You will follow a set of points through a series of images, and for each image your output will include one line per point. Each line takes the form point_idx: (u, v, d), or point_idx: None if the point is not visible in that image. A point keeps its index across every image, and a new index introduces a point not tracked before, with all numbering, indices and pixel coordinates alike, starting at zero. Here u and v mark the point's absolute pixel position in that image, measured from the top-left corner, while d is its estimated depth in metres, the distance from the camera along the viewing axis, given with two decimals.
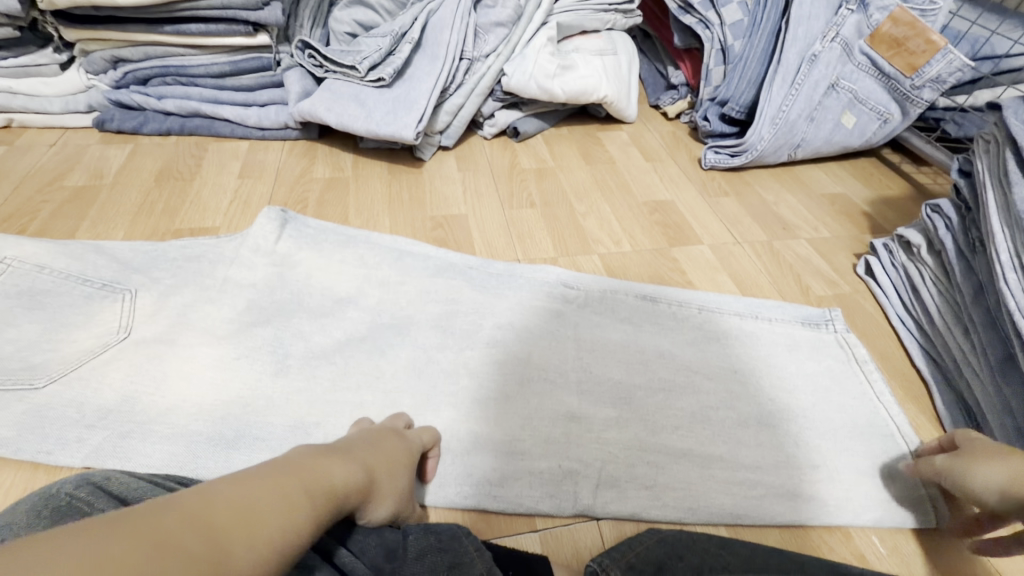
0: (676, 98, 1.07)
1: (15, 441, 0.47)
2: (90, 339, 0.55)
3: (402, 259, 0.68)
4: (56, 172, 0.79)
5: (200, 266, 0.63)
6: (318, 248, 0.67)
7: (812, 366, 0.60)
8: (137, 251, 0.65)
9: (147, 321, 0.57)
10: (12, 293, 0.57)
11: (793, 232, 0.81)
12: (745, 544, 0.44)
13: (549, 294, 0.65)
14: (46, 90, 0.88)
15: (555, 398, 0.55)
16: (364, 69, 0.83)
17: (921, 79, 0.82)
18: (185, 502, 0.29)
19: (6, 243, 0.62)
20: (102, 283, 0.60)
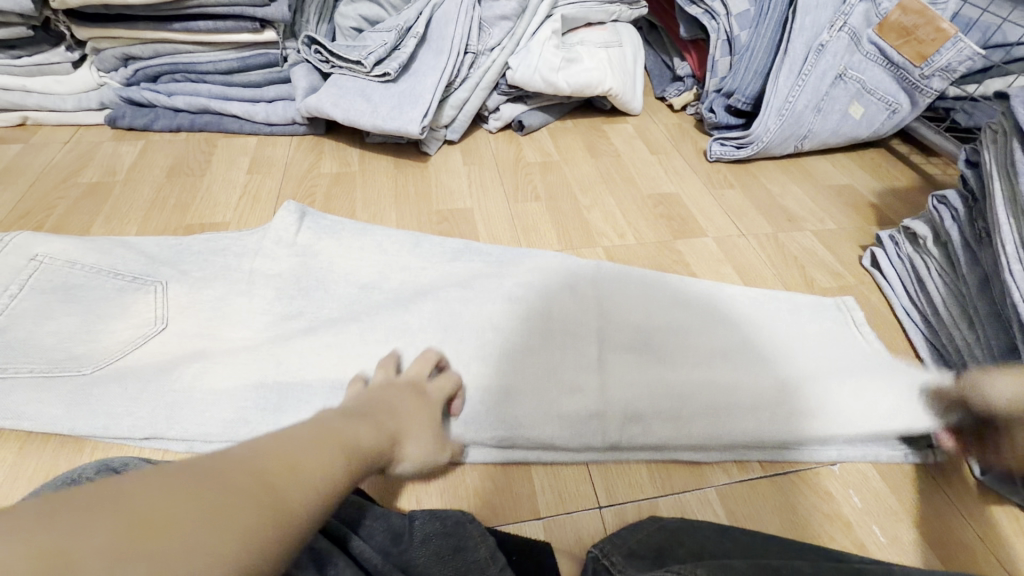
0: (681, 89, 1.06)
1: (67, 419, 0.49)
2: (130, 330, 0.56)
3: (420, 245, 0.69)
4: (71, 169, 0.81)
5: (226, 260, 0.64)
6: (337, 237, 0.68)
7: (813, 327, 0.63)
8: (163, 245, 0.66)
9: (181, 313, 0.58)
10: (49, 288, 0.59)
11: (798, 224, 0.81)
12: (746, 532, 0.44)
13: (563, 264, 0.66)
14: (59, 88, 0.89)
15: (579, 355, 0.57)
16: (369, 64, 0.84)
17: (930, 68, 0.81)
18: (246, 457, 0.30)
19: (35, 239, 0.63)
20: (133, 276, 0.61)
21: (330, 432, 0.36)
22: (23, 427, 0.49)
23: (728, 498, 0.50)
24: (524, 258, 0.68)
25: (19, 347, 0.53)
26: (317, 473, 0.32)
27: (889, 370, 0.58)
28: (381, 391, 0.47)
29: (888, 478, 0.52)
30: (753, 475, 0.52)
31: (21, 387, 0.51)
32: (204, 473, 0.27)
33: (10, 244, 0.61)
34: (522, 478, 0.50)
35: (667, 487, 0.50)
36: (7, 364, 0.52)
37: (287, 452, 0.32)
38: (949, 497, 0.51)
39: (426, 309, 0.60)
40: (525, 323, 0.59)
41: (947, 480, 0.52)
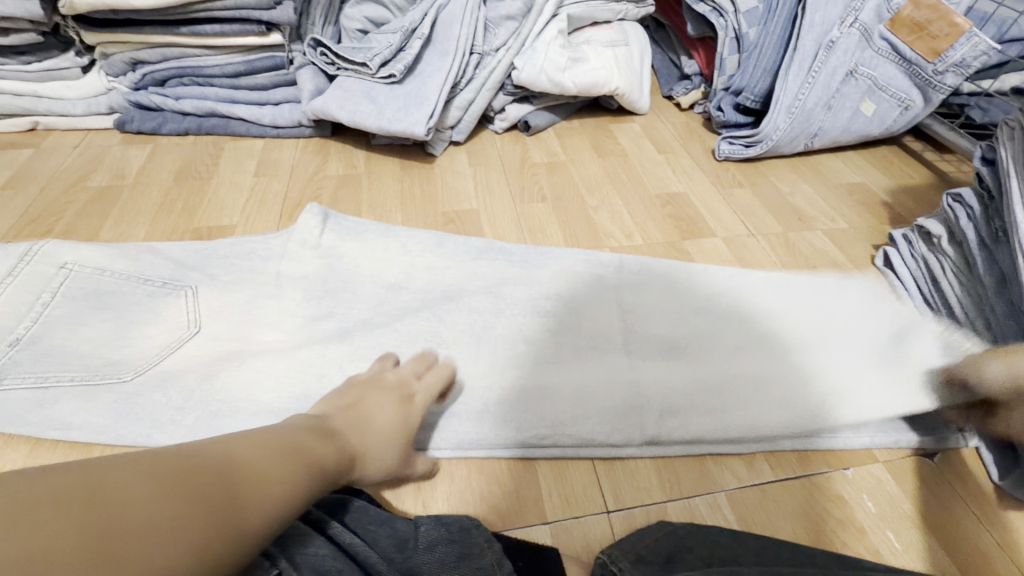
0: (688, 88, 1.05)
1: (114, 428, 0.50)
2: (165, 335, 0.56)
3: (444, 245, 0.68)
4: (81, 173, 0.81)
5: (252, 263, 0.64)
6: (359, 238, 0.68)
7: (839, 306, 0.64)
8: (189, 250, 0.65)
9: (214, 318, 0.58)
10: (81, 295, 0.58)
11: (809, 223, 0.79)
12: (758, 538, 0.43)
13: (589, 261, 0.67)
14: (70, 93, 0.90)
15: (607, 360, 0.57)
16: (375, 66, 0.84)
17: (943, 64, 0.79)
18: (209, 469, 0.32)
19: (62, 247, 0.61)
20: (163, 281, 0.61)
21: (298, 446, 0.38)
22: (72, 436, 0.49)
23: (739, 503, 0.49)
24: (548, 256, 0.67)
25: (59, 352, 0.53)
26: (277, 487, 0.34)
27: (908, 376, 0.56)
28: (369, 396, 0.47)
29: (902, 482, 0.51)
30: (763, 479, 0.51)
31: (68, 395, 0.51)
32: (167, 472, 0.30)
33: (38, 253, 0.59)
34: (526, 484, 0.50)
35: (675, 492, 0.49)
36: (48, 369, 0.52)
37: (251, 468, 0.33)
38: (965, 498, 0.50)
39: (441, 314, 0.60)
40: (544, 332, 0.59)
41: (963, 481, 0.51)
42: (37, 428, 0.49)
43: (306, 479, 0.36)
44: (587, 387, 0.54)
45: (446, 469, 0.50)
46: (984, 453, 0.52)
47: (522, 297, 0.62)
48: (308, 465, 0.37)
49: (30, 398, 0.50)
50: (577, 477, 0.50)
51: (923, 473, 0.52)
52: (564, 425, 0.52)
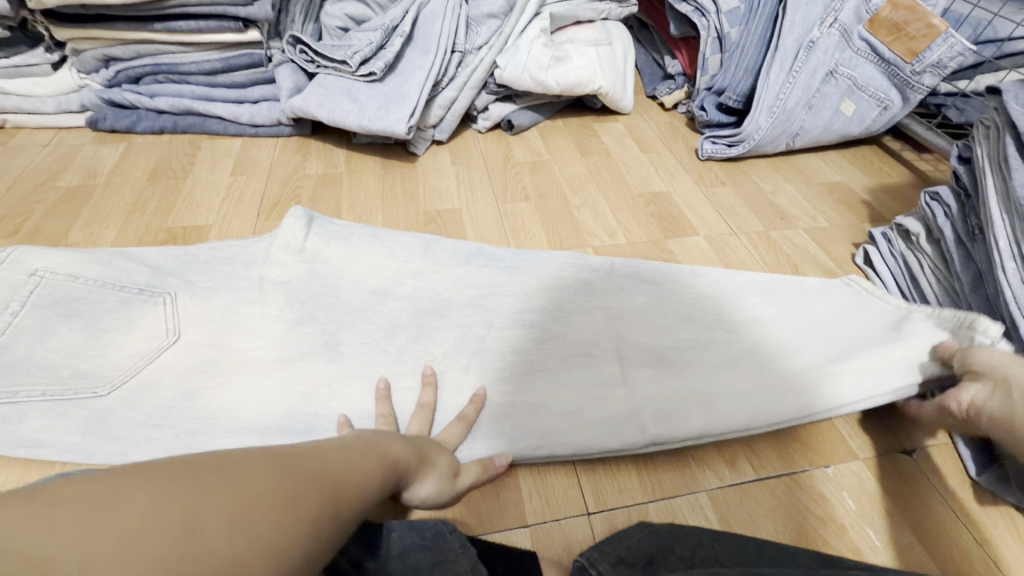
0: (672, 87, 1.06)
1: (83, 445, 0.47)
2: (137, 344, 0.54)
3: (432, 249, 0.67)
4: (51, 172, 0.79)
5: (233, 268, 0.62)
6: (345, 243, 0.65)
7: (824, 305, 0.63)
8: (166, 255, 0.63)
9: (191, 324, 0.56)
10: (50, 303, 0.56)
11: (791, 222, 0.80)
12: (740, 538, 0.43)
13: (576, 264, 0.66)
14: (40, 91, 0.88)
15: (595, 368, 0.56)
16: (355, 64, 0.82)
17: (921, 65, 0.80)
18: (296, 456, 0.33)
19: (31, 253, 0.59)
20: (139, 288, 0.58)
21: (351, 464, 0.35)
22: (40, 455, 0.47)
23: (720, 502, 0.49)
24: (534, 260, 0.67)
25: (25, 364, 0.51)
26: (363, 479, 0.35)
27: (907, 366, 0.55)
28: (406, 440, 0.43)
29: (880, 479, 0.51)
30: (745, 478, 0.50)
31: (36, 412, 0.49)
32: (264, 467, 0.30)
33: (4, 259, 0.57)
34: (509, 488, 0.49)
35: (657, 493, 0.49)
36: (14, 385, 0.50)
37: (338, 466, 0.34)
38: (942, 493, 0.50)
39: (421, 317, 0.59)
40: (526, 342, 0.58)
41: (942, 478, 0.51)
42: (3, 446, 0.47)
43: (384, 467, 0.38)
44: (572, 401, 0.53)
45: None
46: (960, 447, 0.52)
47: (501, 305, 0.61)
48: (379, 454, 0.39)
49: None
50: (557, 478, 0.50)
51: (905, 472, 0.51)
52: (552, 436, 0.51)
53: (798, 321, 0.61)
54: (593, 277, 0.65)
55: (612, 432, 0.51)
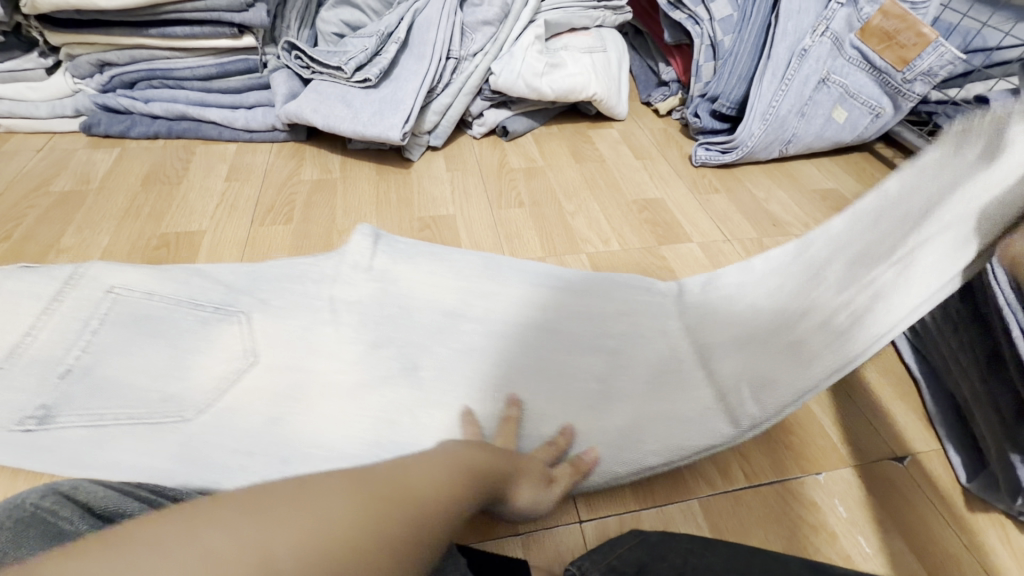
0: (666, 94, 1.06)
1: (176, 471, 0.45)
2: (222, 366, 0.53)
3: (492, 268, 0.67)
4: (44, 177, 0.79)
5: (305, 287, 0.62)
6: (414, 263, 0.66)
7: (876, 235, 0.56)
8: (238, 272, 0.63)
9: (270, 346, 0.56)
10: (128, 321, 0.56)
11: (784, 228, 0.80)
12: (730, 545, 0.43)
13: (658, 292, 0.65)
14: (33, 95, 0.88)
15: (684, 389, 0.55)
16: (350, 70, 0.82)
17: (912, 73, 0.81)
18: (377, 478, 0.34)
19: (107, 270, 0.60)
20: (215, 306, 0.59)
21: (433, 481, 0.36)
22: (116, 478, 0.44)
23: (711, 509, 0.49)
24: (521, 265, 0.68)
25: (111, 385, 0.51)
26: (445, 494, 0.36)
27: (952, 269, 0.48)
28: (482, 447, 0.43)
29: (871, 487, 0.51)
30: (736, 486, 0.51)
31: (125, 434, 0.47)
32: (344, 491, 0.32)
33: (85, 276, 0.60)
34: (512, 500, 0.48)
35: (649, 500, 0.49)
36: (105, 407, 0.49)
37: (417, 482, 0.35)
38: (932, 500, 0.50)
39: (417, 324, 0.60)
40: (547, 355, 0.58)
41: (933, 485, 0.51)
42: (85, 469, 0.45)
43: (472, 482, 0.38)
44: (653, 419, 0.52)
45: None
46: (950, 453, 0.53)
47: (516, 322, 0.61)
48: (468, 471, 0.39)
49: (88, 441, 0.47)
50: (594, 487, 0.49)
51: (895, 479, 0.52)
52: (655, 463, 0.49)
53: (858, 254, 0.56)
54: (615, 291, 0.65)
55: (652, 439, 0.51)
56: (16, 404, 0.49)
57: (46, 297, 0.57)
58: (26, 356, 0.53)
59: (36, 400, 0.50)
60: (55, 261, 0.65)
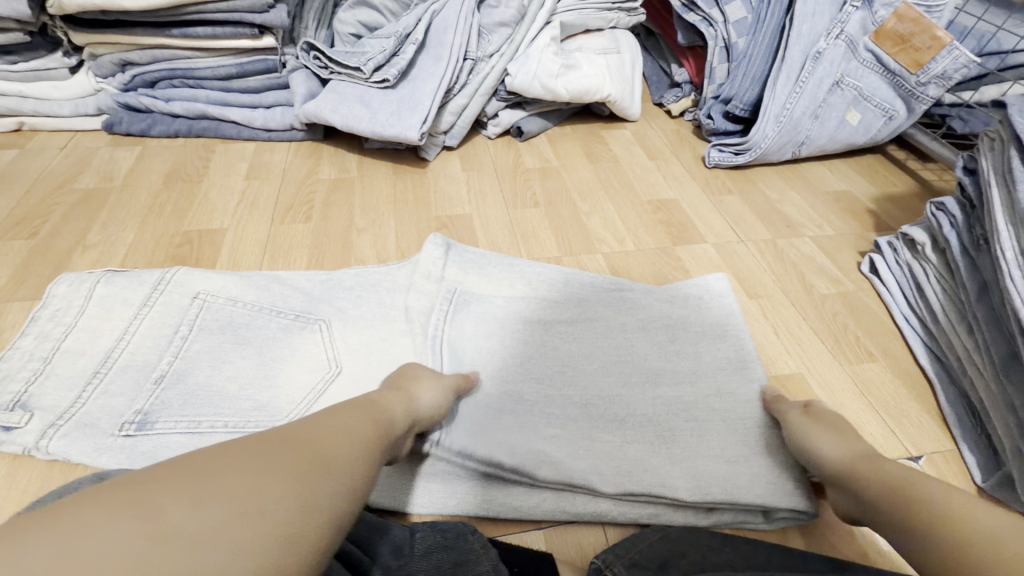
0: (679, 95, 1.07)
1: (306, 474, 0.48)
2: (308, 376, 0.54)
3: (571, 282, 0.66)
4: (67, 175, 0.80)
5: (380, 295, 0.63)
6: (484, 272, 0.66)
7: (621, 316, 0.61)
8: (313, 280, 0.64)
9: (351, 356, 0.57)
10: (216, 328, 0.57)
11: (798, 230, 0.81)
12: (748, 541, 0.44)
13: (684, 304, 0.64)
14: (56, 94, 0.89)
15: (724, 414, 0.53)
16: (368, 70, 0.84)
17: (925, 76, 0.82)
18: (297, 432, 0.33)
19: (193, 276, 0.62)
20: (295, 314, 0.60)
21: (353, 438, 0.35)
22: None
23: None
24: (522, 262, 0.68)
25: (202, 393, 0.52)
26: (361, 445, 0.35)
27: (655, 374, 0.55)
28: (343, 404, 0.39)
29: None
30: None
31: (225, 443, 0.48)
32: (261, 452, 0.30)
33: (172, 281, 0.61)
34: (508, 488, 0.49)
35: None
36: (200, 415, 0.50)
37: (341, 438, 0.34)
38: None
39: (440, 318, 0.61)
40: (602, 354, 0.58)
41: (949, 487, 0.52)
42: None
43: (382, 437, 0.39)
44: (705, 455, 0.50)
45: (442, 471, 0.49)
46: (966, 454, 0.54)
47: (561, 321, 0.61)
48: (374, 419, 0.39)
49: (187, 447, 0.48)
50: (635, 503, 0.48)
51: None
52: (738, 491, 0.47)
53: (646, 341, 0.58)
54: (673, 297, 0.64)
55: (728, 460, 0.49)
56: (118, 409, 0.50)
57: (138, 303, 0.59)
58: (121, 361, 0.54)
59: (133, 405, 0.50)
60: (79, 260, 0.66)
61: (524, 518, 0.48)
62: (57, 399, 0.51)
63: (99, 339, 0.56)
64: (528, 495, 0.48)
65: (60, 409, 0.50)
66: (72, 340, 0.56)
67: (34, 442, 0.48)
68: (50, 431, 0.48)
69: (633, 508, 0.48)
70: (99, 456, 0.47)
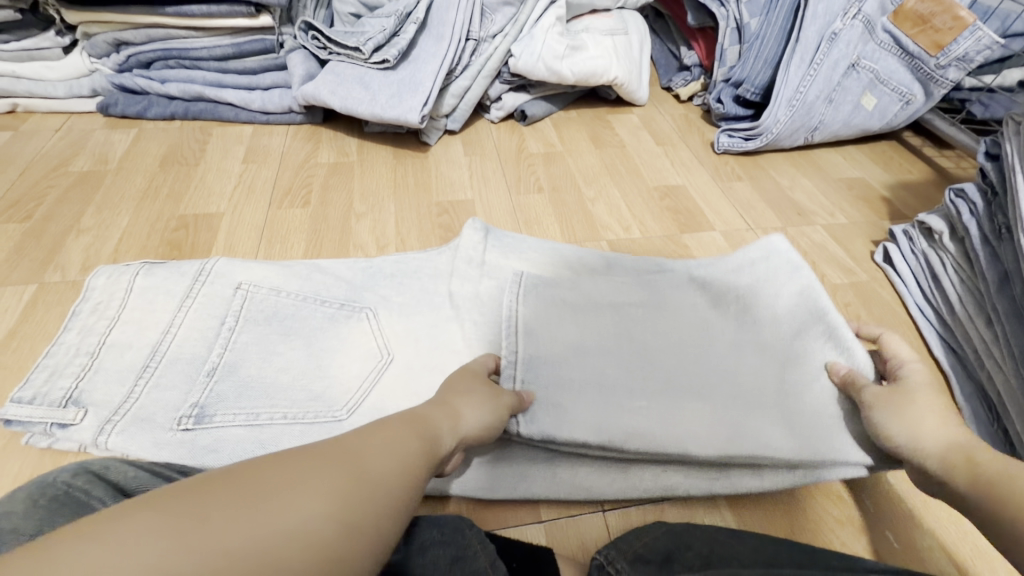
0: (688, 79, 1.04)
1: None
2: (360, 365, 0.53)
3: (613, 269, 0.64)
4: (61, 158, 0.78)
5: (422, 282, 0.62)
6: (524, 255, 0.64)
7: (640, 291, 0.58)
8: (355, 268, 0.63)
9: (401, 344, 0.55)
10: (262, 319, 0.56)
11: (809, 218, 0.78)
12: (756, 535, 0.42)
13: (699, 271, 0.62)
14: (50, 74, 0.87)
15: (751, 380, 0.51)
16: (368, 51, 0.81)
17: (945, 58, 0.79)
18: (344, 447, 0.31)
19: (234, 266, 0.59)
20: (341, 303, 0.58)
21: (400, 458, 0.33)
22: None
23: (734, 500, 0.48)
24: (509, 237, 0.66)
25: (257, 385, 0.50)
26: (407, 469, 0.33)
27: (681, 348, 0.53)
28: (397, 416, 0.37)
29: (902, 482, 0.50)
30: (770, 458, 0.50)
31: (288, 434, 0.48)
32: (304, 466, 0.28)
33: (213, 272, 0.58)
34: (521, 454, 0.48)
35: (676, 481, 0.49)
36: (258, 407, 0.49)
37: (386, 459, 0.32)
38: None
39: (444, 305, 0.59)
40: (648, 334, 0.54)
41: None
42: None
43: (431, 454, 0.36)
44: (734, 418, 0.48)
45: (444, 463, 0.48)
46: None
47: (576, 292, 0.57)
48: (424, 434, 0.37)
49: (252, 441, 0.47)
50: (653, 475, 0.47)
51: None
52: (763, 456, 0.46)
53: (667, 309, 0.56)
54: (700, 267, 0.64)
55: (758, 432, 0.47)
56: (173, 403, 0.48)
57: (181, 295, 0.56)
58: (170, 354, 0.52)
59: (189, 399, 0.49)
60: (73, 246, 0.65)
61: (531, 498, 0.47)
62: (110, 394, 0.49)
63: (144, 332, 0.53)
64: (532, 479, 0.47)
65: (114, 404, 0.48)
66: (117, 333, 0.53)
67: (92, 439, 0.46)
68: (107, 428, 0.46)
69: (651, 481, 0.47)
70: (159, 452, 0.46)
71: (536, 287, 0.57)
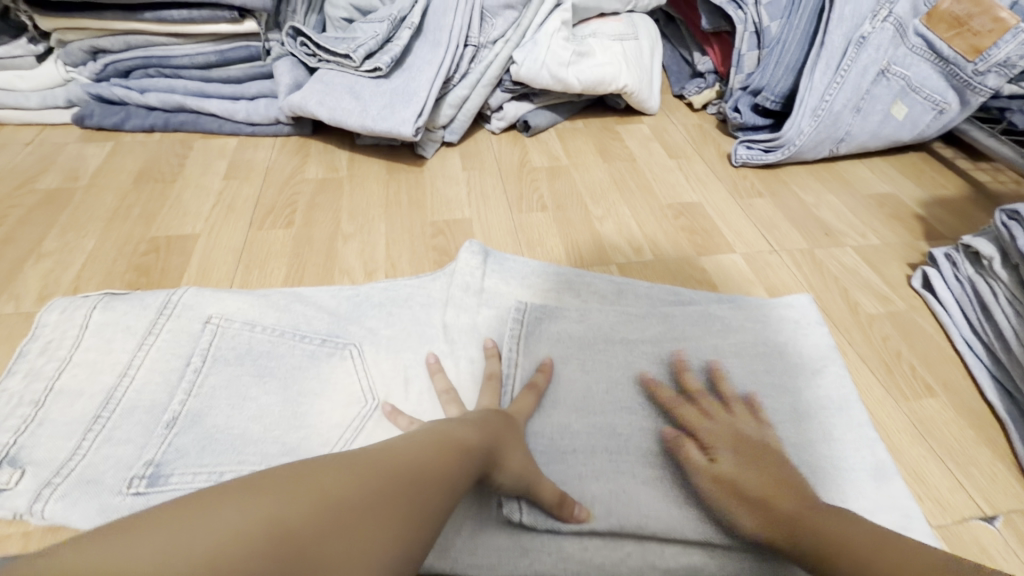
0: (701, 87, 0.97)
1: None
2: (339, 412, 0.47)
3: (625, 296, 0.58)
4: (29, 174, 0.73)
5: (414, 312, 0.55)
6: (528, 283, 0.58)
7: (654, 328, 0.53)
8: (339, 297, 0.57)
9: (387, 387, 0.49)
10: (233, 358, 0.50)
11: (838, 239, 0.72)
12: None
13: (719, 304, 0.57)
14: (23, 84, 0.82)
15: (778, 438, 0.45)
16: (359, 58, 0.75)
17: (985, 64, 0.72)
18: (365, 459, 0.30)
19: (204, 297, 0.53)
20: (322, 338, 0.52)
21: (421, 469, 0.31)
22: None
23: None
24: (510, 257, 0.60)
25: (222, 438, 0.44)
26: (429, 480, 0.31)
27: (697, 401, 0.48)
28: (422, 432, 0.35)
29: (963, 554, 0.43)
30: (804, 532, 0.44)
31: None
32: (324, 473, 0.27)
33: (179, 304, 0.53)
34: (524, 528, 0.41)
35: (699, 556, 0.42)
36: (221, 465, 0.43)
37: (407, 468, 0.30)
38: None
39: (435, 341, 0.53)
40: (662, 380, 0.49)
41: None
42: None
43: (461, 465, 0.34)
44: None
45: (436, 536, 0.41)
46: None
47: (583, 332, 0.52)
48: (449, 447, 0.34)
49: None
50: (673, 551, 0.41)
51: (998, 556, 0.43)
52: None
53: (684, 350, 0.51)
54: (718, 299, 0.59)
55: None
56: (126, 460, 0.42)
57: (141, 332, 0.50)
58: (126, 402, 0.46)
59: (143, 455, 0.43)
60: (31, 272, 0.59)
61: None
62: (53, 451, 0.43)
63: (98, 376, 0.47)
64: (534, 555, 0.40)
65: (58, 463, 0.42)
66: (68, 377, 0.47)
67: (27, 506, 0.40)
68: (46, 492, 0.41)
69: (672, 560, 0.40)
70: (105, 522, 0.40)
71: (542, 327, 0.52)
